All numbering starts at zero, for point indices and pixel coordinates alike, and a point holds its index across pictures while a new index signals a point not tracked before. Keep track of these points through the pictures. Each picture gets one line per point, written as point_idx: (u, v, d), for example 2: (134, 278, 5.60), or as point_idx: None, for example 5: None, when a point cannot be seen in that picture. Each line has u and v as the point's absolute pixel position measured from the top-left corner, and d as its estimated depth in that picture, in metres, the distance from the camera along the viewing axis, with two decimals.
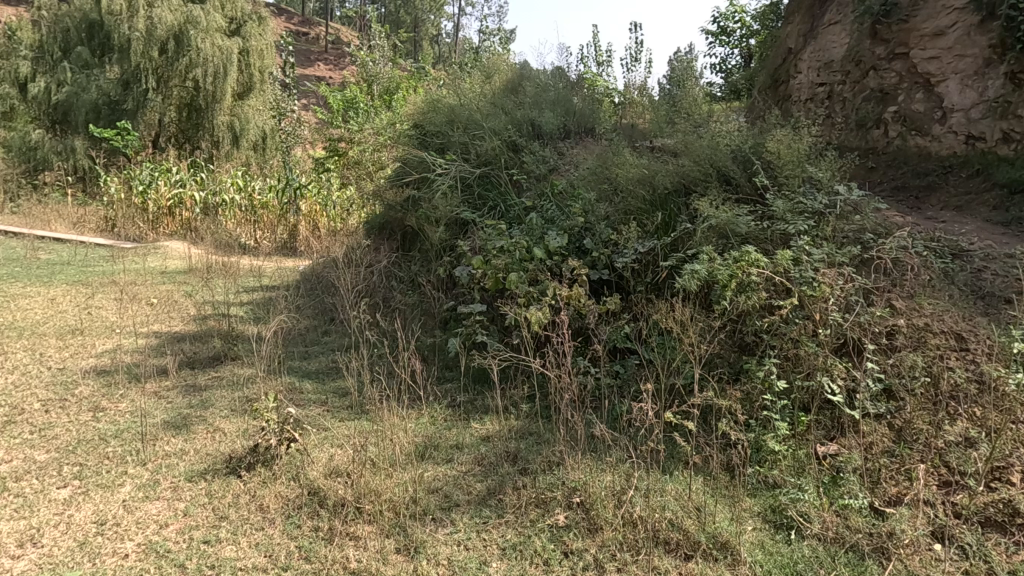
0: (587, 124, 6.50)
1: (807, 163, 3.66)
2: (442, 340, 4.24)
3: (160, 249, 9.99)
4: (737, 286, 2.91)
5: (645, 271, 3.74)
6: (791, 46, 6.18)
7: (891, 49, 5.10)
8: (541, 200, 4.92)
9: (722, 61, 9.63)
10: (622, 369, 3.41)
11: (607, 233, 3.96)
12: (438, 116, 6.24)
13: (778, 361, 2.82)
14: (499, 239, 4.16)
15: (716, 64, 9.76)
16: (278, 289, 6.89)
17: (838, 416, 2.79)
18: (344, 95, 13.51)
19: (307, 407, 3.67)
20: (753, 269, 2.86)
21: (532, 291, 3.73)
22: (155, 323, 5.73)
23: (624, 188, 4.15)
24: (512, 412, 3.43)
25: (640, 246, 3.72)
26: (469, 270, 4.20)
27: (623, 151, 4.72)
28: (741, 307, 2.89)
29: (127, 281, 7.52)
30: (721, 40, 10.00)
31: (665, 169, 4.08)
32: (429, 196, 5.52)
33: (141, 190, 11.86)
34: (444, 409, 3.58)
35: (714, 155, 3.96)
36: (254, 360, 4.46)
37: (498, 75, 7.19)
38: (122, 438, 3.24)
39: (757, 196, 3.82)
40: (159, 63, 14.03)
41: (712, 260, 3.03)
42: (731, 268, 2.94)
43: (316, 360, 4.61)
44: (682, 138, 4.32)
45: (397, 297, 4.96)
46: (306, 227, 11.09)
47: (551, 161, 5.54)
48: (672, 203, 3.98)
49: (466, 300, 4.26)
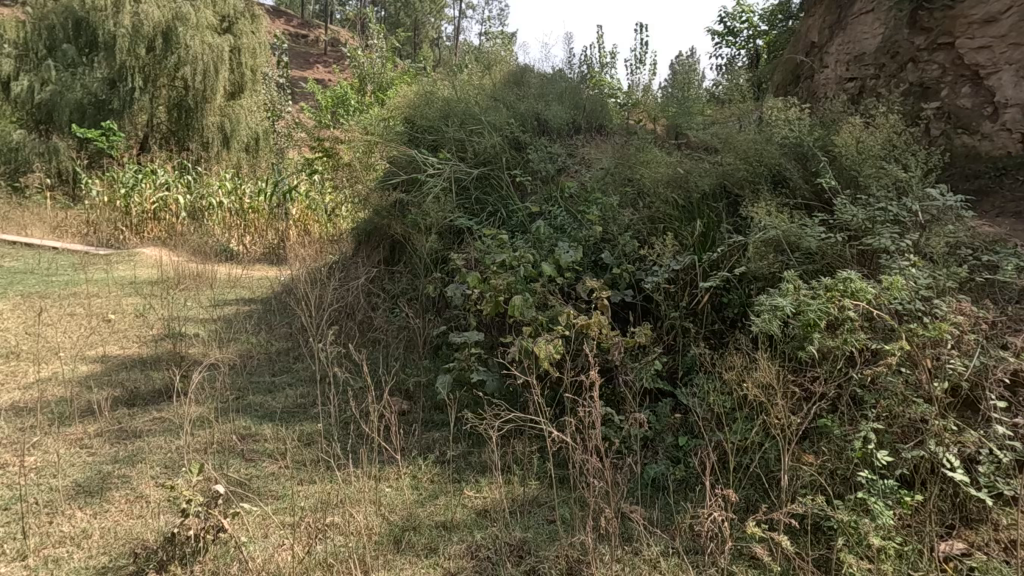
0: (597, 115, 5.73)
1: (877, 159, 2.89)
2: (431, 373, 3.55)
3: (135, 256, 9.26)
4: (826, 324, 2.15)
5: (680, 293, 3.10)
6: (814, 39, 5.20)
7: (934, 39, 4.25)
8: (548, 206, 4.21)
9: (730, 62, 8.84)
10: (652, 417, 2.87)
11: (631, 244, 3.26)
12: (432, 109, 5.54)
13: (880, 423, 2.11)
14: (500, 252, 3.46)
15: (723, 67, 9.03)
16: (255, 304, 6.19)
17: (958, 499, 2.08)
18: (336, 92, 13.01)
19: (260, 465, 2.96)
20: (851, 303, 2.11)
21: (542, 318, 3.02)
22: (108, 345, 5.00)
23: (651, 191, 3.46)
24: (516, 475, 2.74)
25: (676, 263, 3.06)
26: (466, 286, 3.50)
27: (643, 147, 3.99)
28: (824, 354, 2.15)
29: (91, 294, 6.79)
30: (727, 40, 9.23)
31: (701, 168, 3.39)
32: (419, 201, 4.81)
33: (124, 192, 11.14)
34: (430, 467, 2.90)
35: (762, 153, 3.19)
36: (208, 397, 3.75)
37: (497, 68, 6.48)
38: (12, 513, 2.52)
39: (820, 200, 3.10)
40: (145, 61, 13.34)
41: (795, 288, 2.29)
42: (820, 301, 2.19)
43: (282, 395, 3.89)
44: (711, 133, 3.59)
45: (380, 318, 4.25)
46: (297, 233, 10.40)
47: (559, 160, 4.82)
48: (712, 210, 3.27)
49: (459, 325, 3.56)
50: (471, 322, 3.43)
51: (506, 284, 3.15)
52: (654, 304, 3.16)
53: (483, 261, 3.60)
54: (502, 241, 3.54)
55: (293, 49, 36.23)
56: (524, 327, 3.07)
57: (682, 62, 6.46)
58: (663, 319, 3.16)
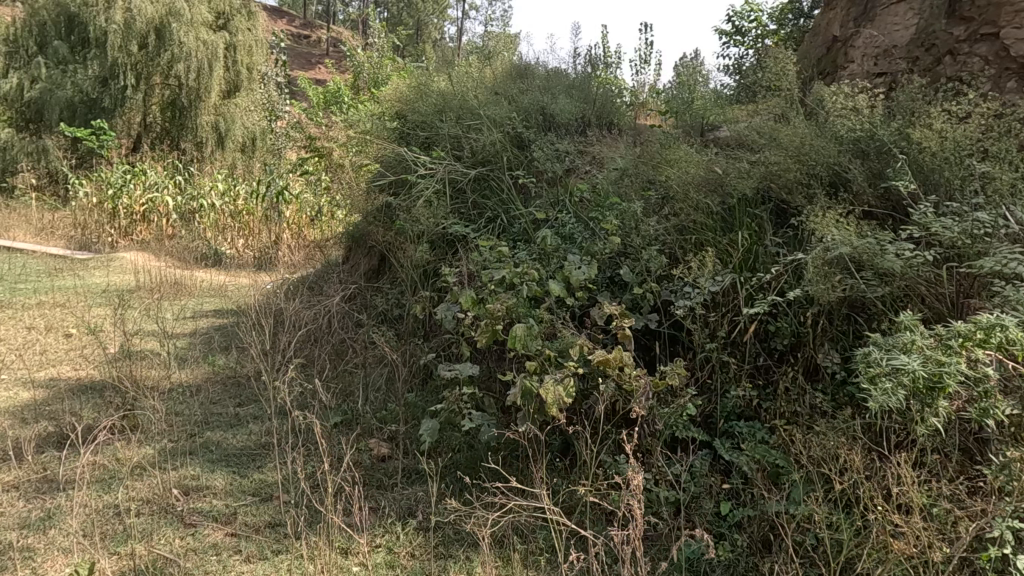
0: (604, 109, 5.10)
1: (968, 157, 2.33)
2: (418, 408, 3.02)
3: (118, 261, 8.70)
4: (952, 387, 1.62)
5: (718, 321, 2.56)
6: (836, 34, 4.43)
7: (975, 29, 3.48)
8: (555, 213, 3.67)
9: (741, 60, 8.18)
10: (685, 476, 2.33)
11: (657, 258, 2.73)
12: (425, 102, 4.98)
13: (1015, 519, 1.51)
14: (500, 268, 2.93)
15: (729, 70, 8.31)
16: (233, 317, 5.64)
17: None
18: (331, 88, 12.55)
19: (202, 533, 2.42)
20: (985, 356, 1.61)
21: (549, 352, 2.47)
22: (61, 366, 4.44)
23: (678, 195, 2.92)
24: (517, 552, 2.21)
25: (714, 285, 2.51)
26: (459, 307, 2.98)
27: (664, 142, 3.44)
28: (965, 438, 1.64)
29: (60, 304, 6.23)
30: (737, 39, 8.60)
31: (740, 168, 2.86)
32: (407, 205, 4.27)
33: (112, 193, 10.57)
34: (411, 535, 2.37)
35: (817, 151, 2.63)
36: (157, 436, 3.21)
37: (499, 60, 5.92)
38: None
39: (891, 209, 2.55)
40: (139, 58, 12.58)
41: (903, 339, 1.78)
42: (941, 353, 1.66)
43: (245, 432, 3.35)
44: (748, 126, 3.04)
45: (362, 338, 3.71)
46: (290, 236, 9.86)
47: (567, 159, 4.27)
48: (753, 218, 2.74)
49: (450, 353, 3.03)
50: (464, 350, 2.89)
51: (505, 307, 2.62)
52: (684, 333, 2.63)
53: (480, 279, 3.07)
54: (501, 255, 3.01)
55: (295, 50, 35.77)
56: (527, 361, 2.52)
57: (686, 64, 5.89)
58: (695, 350, 2.64)
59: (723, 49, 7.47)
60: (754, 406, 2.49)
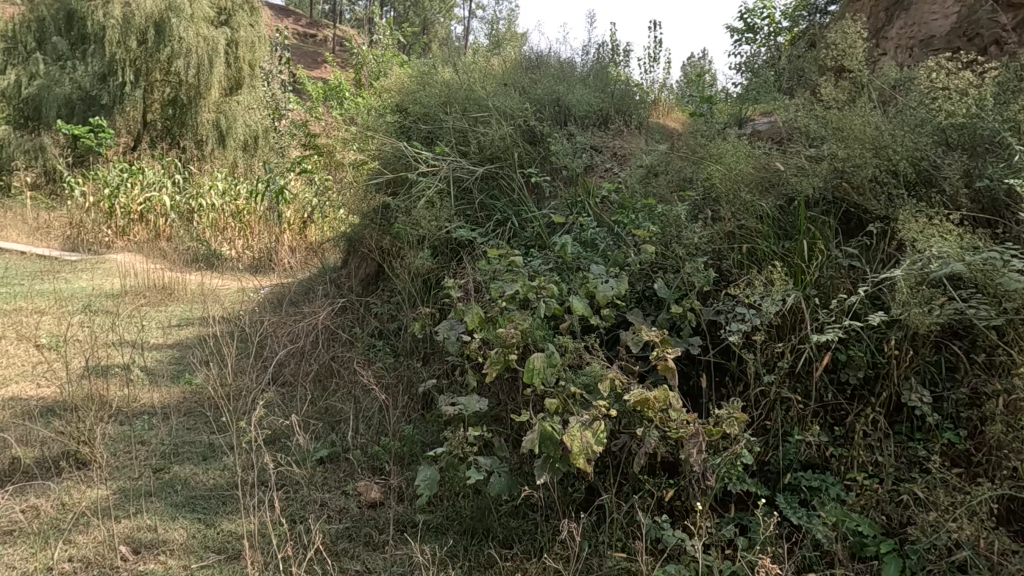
0: (621, 103, 4.57)
1: None
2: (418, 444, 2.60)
3: (109, 262, 8.26)
4: None
5: (778, 349, 2.13)
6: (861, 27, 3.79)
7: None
8: (574, 217, 3.24)
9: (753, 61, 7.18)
10: (743, 542, 1.92)
11: (702, 270, 2.29)
12: (429, 93, 4.54)
13: None
14: (512, 282, 2.50)
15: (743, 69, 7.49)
16: (221, 323, 5.20)
17: None
18: (332, 82, 12.08)
19: None
20: None
21: (575, 386, 2.04)
22: (25, 382, 3.99)
23: (722, 196, 2.49)
24: None
25: (774, 306, 2.08)
26: (465, 327, 2.56)
27: (701, 133, 2.97)
28: None
29: (41, 311, 5.80)
30: (750, 37, 7.91)
31: (798, 164, 2.42)
32: (406, 206, 3.83)
33: (108, 192, 10.14)
34: None
35: (903, 143, 2.17)
36: (116, 475, 2.78)
37: (507, 49, 5.46)
38: None
39: (992, 213, 2.10)
40: (137, 54, 12.10)
41: None
42: None
43: (218, 466, 2.93)
44: (806, 114, 2.58)
45: (355, 356, 3.29)
46: (290, 236, 9.44)
47: (586, 156, 3.83)
48: (817, 223, 2.30)
49: (454, 380, 2.60)
50: (471, 379, 2.46)
51: (519, 331, 2.18)
52: (735, 361, 2.20)
53: (490, 293, 2.64)
54: (514, 266, 2.59)
55: (302, 48, 35.47)
56: (546, 397, 2.09)
57: (694, 63, 5.38)
58: (748, 383, 2.21)
59: (741, 44, 6.97)
60: (822, 453, 2.06)
